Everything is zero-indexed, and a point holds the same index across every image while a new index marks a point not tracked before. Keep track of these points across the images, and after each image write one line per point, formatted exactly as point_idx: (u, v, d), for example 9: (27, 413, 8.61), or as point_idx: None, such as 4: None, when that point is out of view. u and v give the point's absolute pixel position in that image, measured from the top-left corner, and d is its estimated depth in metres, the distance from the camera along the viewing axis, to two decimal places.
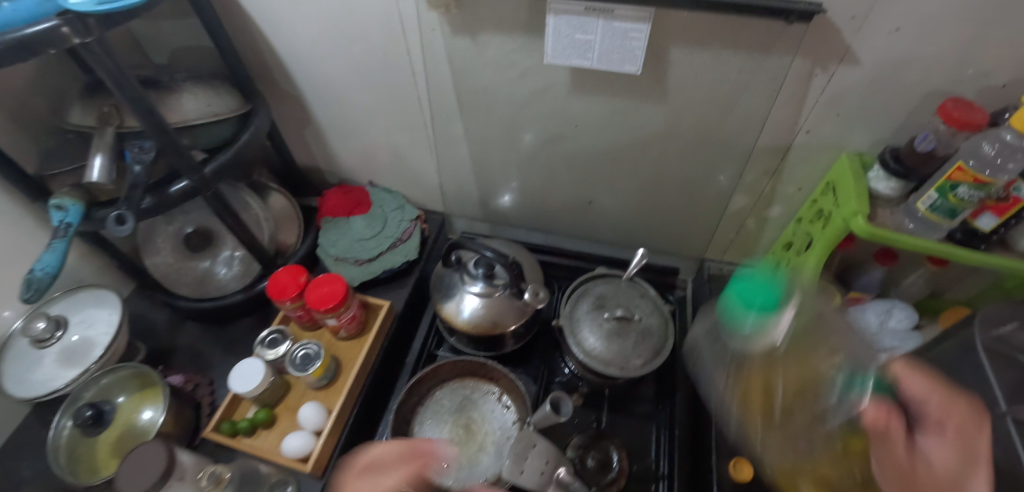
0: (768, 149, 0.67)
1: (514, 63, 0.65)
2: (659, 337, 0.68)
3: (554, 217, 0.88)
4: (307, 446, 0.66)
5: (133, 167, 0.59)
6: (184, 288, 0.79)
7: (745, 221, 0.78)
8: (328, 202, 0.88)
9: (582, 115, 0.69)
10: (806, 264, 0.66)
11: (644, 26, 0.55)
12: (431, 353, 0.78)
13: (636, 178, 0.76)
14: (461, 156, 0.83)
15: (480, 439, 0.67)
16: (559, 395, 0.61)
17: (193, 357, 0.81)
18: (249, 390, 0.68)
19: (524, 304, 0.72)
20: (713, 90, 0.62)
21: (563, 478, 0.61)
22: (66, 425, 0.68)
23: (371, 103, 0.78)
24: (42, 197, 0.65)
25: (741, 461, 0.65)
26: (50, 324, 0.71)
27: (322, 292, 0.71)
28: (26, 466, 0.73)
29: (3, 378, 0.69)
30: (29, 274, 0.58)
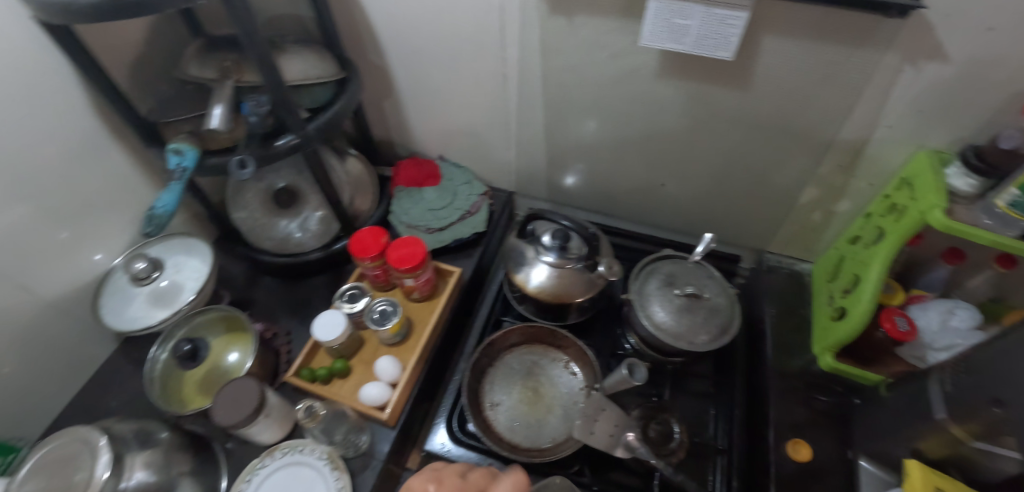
0: (845, 143, 0.68)
1: (604, 45, 0.68)
2: (726, 316, 0.70)
3: (619, 199, 0.92)
4: (385, 395, 0.69)
5: (250, 118, 0.63)
6: (267, 242, 0.84)
7: (812, 214, 0.80)
8: (403, 172, 0.92)
9: (663, 99, 0.72)
10: (876, 255, 0.67)
11: (743, 14, 0.57)
12: (498, 320, 0.82)
13: (708, 165, 0.79)
14: (534, 135, 0.86)
15: (548, 401, 0.71)
16: (633, 361, 0.64)
17: (270, 309, 0.85)
18: (331, 340, 0.71)
19: (593, 276, 0.74)
20: (799, 81, 0.64)
21: (631, 442, 0.64)
22: (161, 358, 0.73)
23: (454, 78, 0.82)
24: (153, 144, 0.70)
25: (801, 443, 0.68)
26: (150, 265, 0.76)
27: (403, 252, 0.74)
28: (114, 397, 0.79)
29: (103, 310, 0.74)
30: (150, 211, 0.63)
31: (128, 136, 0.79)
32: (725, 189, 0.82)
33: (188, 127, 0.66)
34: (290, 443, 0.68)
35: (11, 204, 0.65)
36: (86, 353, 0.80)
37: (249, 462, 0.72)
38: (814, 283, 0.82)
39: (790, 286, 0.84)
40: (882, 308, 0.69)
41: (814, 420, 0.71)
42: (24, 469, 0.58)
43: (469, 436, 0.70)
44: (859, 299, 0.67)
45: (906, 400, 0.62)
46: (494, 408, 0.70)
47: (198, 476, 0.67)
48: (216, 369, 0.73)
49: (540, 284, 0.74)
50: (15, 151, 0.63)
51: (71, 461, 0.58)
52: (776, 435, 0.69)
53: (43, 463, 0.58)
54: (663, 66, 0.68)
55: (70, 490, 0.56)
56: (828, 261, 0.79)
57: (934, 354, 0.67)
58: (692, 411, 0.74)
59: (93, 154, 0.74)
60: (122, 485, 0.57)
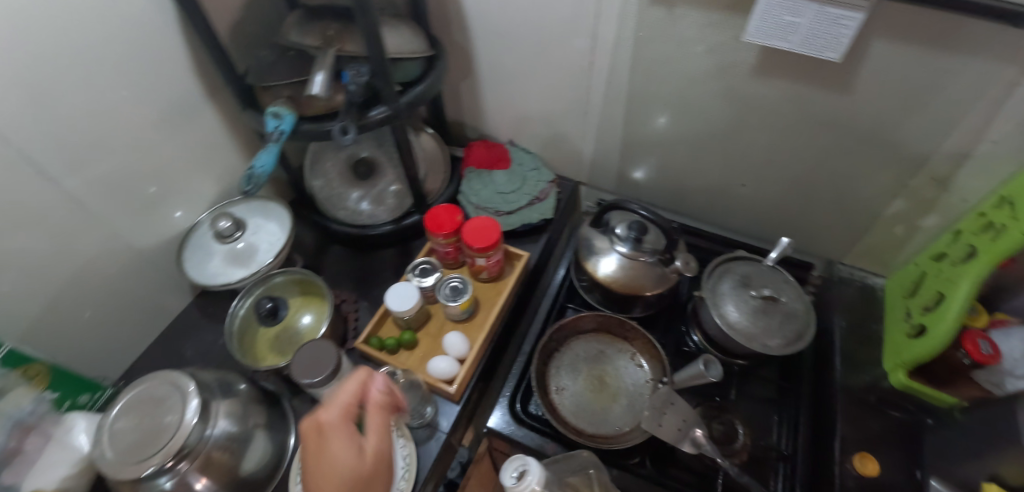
0: (942, 156, 0.66)
1: (704, 39, 0.67)
2: (802, 322, 0.69)
3: (691, 195, 0.92)
4: (452, 370, 0.71)
5: (350, 87, 0.64)
6: (342, 212, 0.87)
7: (894, 227, 0.78)
8: (474, 153, 0.95)
9: (758, 98, 0.71)
10: (966, 272, 0.64)
11: (859, 16, 0.55)
12: (563, 307, 0.84)
13: (792, 167, 0.78)
14: (614, 125, 0.86)
15: (612, 390, 0.72)
16: (709, 358, 0.64)
17: (337, 276, 0.88)
18: (404, 310, 0.72)
19: (667, 271, 0.74)
20: (904, 89, 0.61)
21: (699, 438, 0.63)
22: (238, 313, 0.76)
23: (539, 63, 0.82)
24: (250, 106, 0.72)
25: (868, 456, 0.65)
26: (233, 224, 0.79)
27: (479, 232, 0.76)
28: (188, 347, 0.83)
29: (187, 263, 0.78)
30: (250, 170, 0.64)
31: (220, 98, 0.81)
32: (806, 195, 0.81)
33: (284, 92, 0.67)
34: None
35: (102, 154, 0.67)
36: (165, 303, 0.84)
37: None
38: (887, 299, 0.81)
39: (858, 298, 0.83)
40: (964, 329, 0.64)
41: (883, 435, 0.69)
42: (117, 406, 0.59)
43: (531, 418, 0.72)
44: (943, 317, 0.65)
45: (989, 427, 0.60)
46: (560, 393, 0.72)
47: (270, 430, 0.69)
48: (291, 328, 0.76)
49: (610, 273, 0.75)
50: (113, 105, 0.66)
51: (161, 403, 0.59)
52: (840, 452, 0.66)
53: (136, 401, 0.59)
54: (763, 63, 0.66)
55: (161, 429, 0.56)
56: (907, 276, 0.77)
57: (1013, 382, 0.61)
58: (755, 415, 0.74)
59: (187, 113, 0.77)
60: (208, 432, 0.58)
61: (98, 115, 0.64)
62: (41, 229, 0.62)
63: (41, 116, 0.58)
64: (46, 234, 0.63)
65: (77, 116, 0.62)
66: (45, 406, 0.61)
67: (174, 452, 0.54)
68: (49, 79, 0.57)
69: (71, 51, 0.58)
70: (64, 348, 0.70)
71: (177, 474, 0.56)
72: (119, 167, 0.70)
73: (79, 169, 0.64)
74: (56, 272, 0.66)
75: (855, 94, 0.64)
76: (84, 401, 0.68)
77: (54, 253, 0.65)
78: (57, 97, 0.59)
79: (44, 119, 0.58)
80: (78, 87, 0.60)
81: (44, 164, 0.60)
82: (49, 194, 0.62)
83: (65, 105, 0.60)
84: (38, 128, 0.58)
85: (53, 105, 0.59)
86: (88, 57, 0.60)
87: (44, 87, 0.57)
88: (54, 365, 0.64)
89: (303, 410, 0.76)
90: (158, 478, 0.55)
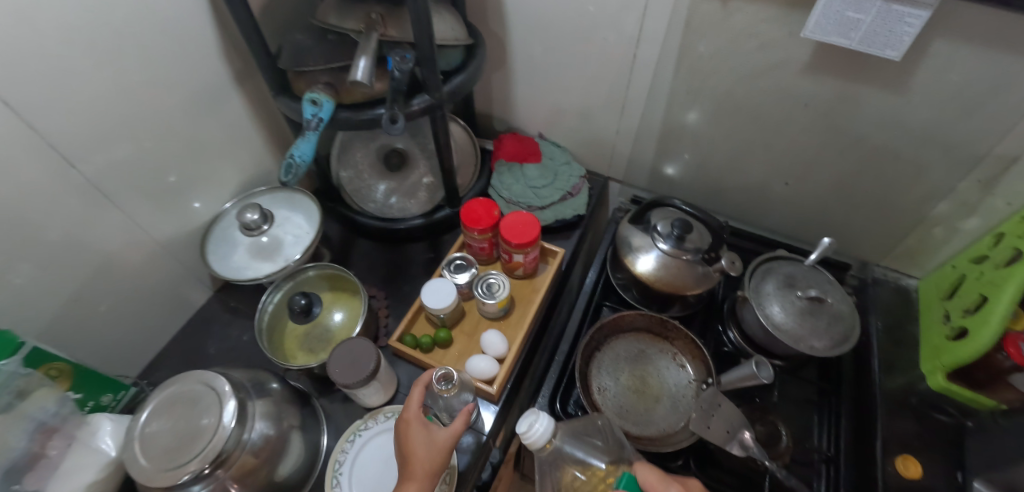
0: (994, 158, 0.65)
1: (757, 33, 0.65)
2: (849, 323, 0.69)
3: (724, 194, 0.92)
4: (492, 369, 0.69)
5: (394, 74, 0.60)
6: (372, 205, 0.87)
7: (932, 228, 0.78)
8: (504, 146, 0.94)
9: (808, 95, 0.69)
10: (1008, 276, 0.63)
11: (925, 14, 0.53)
12: (598, 305, 0.83)
13: (834, 168, 0.77)
14: (652, 119, 0.85)
15: (655, 391, 0.73)
16: (760, 359, 0.63)
17: (368, 270, 0.88)
18: (442, 308, 0.70)
19: (710, 269, 0.72)
20: (962, 90, 0.60)
21: (747, 440, 0.62)
22: (268, 308, 0.74)
23: (579, 54, 0.79)
24: (281, 92, 0.68)
25: (909, 458, 0.67)
26: (261, 216, 0.76)
27: (517, 227, 0.74)
28: (211, 345, 0.81)
29: (211, 256, 0.75)
30: (289, 160, 0.61)
31: (247, 83, 0.77)
32: (849, 195, 0.80)
33: (322, 78, 0.63)
34: (395, 407, 0.70)
35: (122, 138, 0.62)
36: (187, 298, 0.81)
37: (346, 421, 0.72)
38: (922, 300, 0.81)
39: (886, 299, 0.85)
40: (1004, 331, 0.62)
41: (922, 437, 0.69)
42: (148, 408, 0.55)
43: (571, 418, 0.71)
44: (985, 321, 0.64)
45: None
46: (602, 393, 0.72)
47: (304, 431, 0.66)
48: (321, 326, 0.74)
49: (648, 271, 0.74)
50: (134, 86, 0.61)
51: (195, 404, 0.55)
52: (884, 449, 0.68)
53: (169, 402, 0.55)
54: (816, 60, 0.65)
55: (198, 433, 0.53)
56: (943, 278, 0.77)
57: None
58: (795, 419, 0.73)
59: (212, 97, 0.72)
60: (246, 435, 0.55)
61: (118, 96, 0.60)
62: (57, 216, 0.58)
63: (57, 93, 0.53)
64: (60, 221, 0.59)
65: (98, 95, 0.57)
66: (68, 407, 0.56)
67: (211, 458, 0.51)
68: (64, 56, 0.53)
69: (86, 27, 0.53)
70: (81, 344, 0.66)
71: (213, 481, 0.53)
72: (136, 153, 0.64)
73: (99, 153, 0.60)
74: (73, 263, 0.61)
75: (912, 95, 0.63)
76: (107, 402, 0.64)
77: (70, 242, 0.60)
78: (75, 74, 0.54)
79: (60, 97, 0.54)
80: (98, 65, 0.56)
81: (62, 145, 0.56)
82: (67, 178, 0.58)
83: (83, 84, 0.55)
84: (55, 106, 0.54)
85: (72, 82, 0.54)
86: (108, 34, 0.56)
87: (63, 62, 0.53)
88: (78, 363, 0.60)
89: (336, 409, 0.73)
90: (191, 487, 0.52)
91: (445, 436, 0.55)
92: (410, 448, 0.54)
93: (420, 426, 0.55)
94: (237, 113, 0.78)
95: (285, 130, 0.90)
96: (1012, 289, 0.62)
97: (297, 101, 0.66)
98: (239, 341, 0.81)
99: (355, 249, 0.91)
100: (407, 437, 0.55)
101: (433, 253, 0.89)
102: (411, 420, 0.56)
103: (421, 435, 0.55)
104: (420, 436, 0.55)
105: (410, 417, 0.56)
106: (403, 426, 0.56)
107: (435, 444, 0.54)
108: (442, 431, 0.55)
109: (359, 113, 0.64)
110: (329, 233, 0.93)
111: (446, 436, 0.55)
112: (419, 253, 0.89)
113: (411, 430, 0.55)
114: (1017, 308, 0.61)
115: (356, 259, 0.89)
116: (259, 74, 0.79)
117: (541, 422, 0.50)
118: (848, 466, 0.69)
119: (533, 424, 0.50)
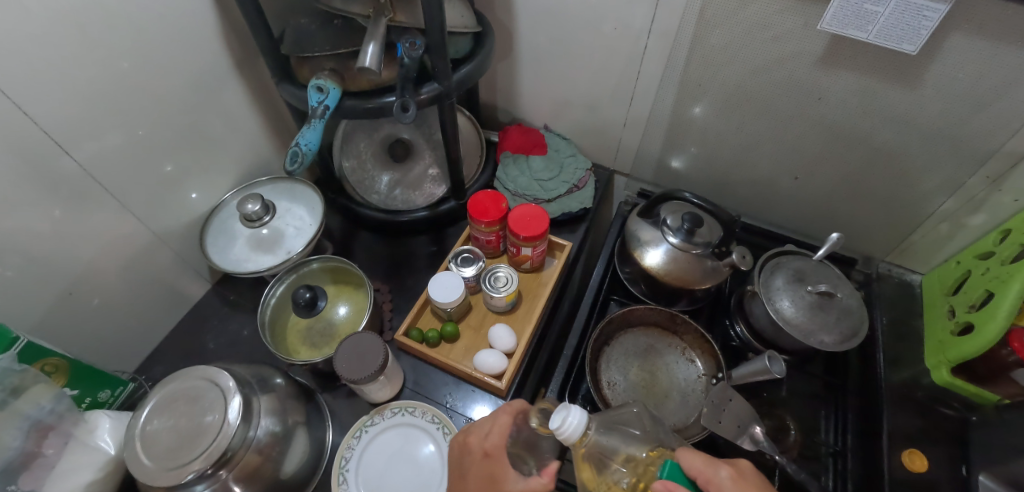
0: (1003, 155, 0.65)
1: (771, 25, 0.64)
2: (857, 318, 0.69)
3: (730, 188, 0.91)
4: (501, 364, 0.68)
5: (403, 61, 0.58)
6: (375, 197, 0.85)
7: (938, 224, 0.78)
8: (510, 138, 0.93)
9: (820, 89, 0.68)
10: (1015, 272, 0.63)
11: (944, 7, 0.53)
12: (605, 300, 0.83)
13: (842, 163, 0.77)
14: (661, 112, 0.84)
15: (665, 386, 0.73)
16: (773, 353, 0.64)
17: (370, 263, 0.86)
18: (449, 302, 0.68)
19: (720, 263, 0.71)
20: (975, 86, 0.59)
21: (758, 435, 0.62)
22: (270, 302, 0.72)
23: (588, 44, 0.78)
24: (283, 79, 0.66)
25: (917, 452, 0.67)
26: (262, 207, 0.74)
27: (526, 220, 0.72)
28: (210, 339, 0.79)
29: (209, 248, 0.72)
30: (294, 147, 0.59)
31: (246, 70, 0.75)
32: (857, 189, 0.80)
33: (327, 64, 0.61)
34: (400, 403, 0.69)
35: (116, 125, 0.59)
36: (184, 291, 0.79)
37: (351, 417, 0.71)
38: (926, 295, 0.81)
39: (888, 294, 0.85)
40: (1009, 327, 0.62)
41: (928, 430, 0.70)
42: (148, 405, 0.53)
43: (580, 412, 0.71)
44: (991, 317, 0.64)
45: None
46: (612, 387, 0.72)
47: (308, 428, 0.64)
48: (325, 320, 0.72)
49: (658, 265, 0.73)
50: (128, 70, 0.58)
51: (198, 400, 0.53)
52: (890, 445, 0.68)
53: (170, 399, 0.53)
54: (830, 53, 0.64)
55: (202, 431, 0.51)
56: (947, 273, 0.78)
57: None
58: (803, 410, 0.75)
59: (209, 83, 0.69)
60: (252, 433, 0.54)
61: (111, 80, 0.57)
62: (48, 206, 0.55)
63: (48, 75, 0.51)
64: (52, 212, 0.56)
65: (91, 79, 0.55)
66: (65, 404, 0.54)
67: (216, 457, 0.49)
68: (56, 37, 0.50)
69: (76, 6, 0.51)
70: (75, 339, 0.64)
71: (216, 480, 0.51)
72: (131, 141, 0.62)
73: (92, 140, 0.57)
74: (65, 254, 0.59)
75: (926, 90, 0.62)
76: (104, 398, 0.63)
77: (62, 233, 0.58)
78: (66, 56, 0.51)
79: (51, 80, 0.51)
80: (91, 47, 0.53)
81: (54, 131, 0.53)
82: (59, 166, 0.55)
83: (75, 67, 0.53)
84: (44, 90, 0.51)
85: (64, 64, 0.52)
86: (99, 15, 0.53)
87: (54, 44, 0.50)
88: (74, 359, 0.59)
89: (340, 405, 0.72)
90: (194, 486, 0.50)
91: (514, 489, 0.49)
92: (478, 481, 0.50)
93: (493, 463, 0.51)
94: (236, 100, 0.75)
95: (285, 119, 0.87)
96: (1018, 285, 0.62)
97: (301, 89, 0.64)
98: (239, 336, 0.79)
99: (357, 242, 0.89)
100: (479, 467, 0.51)
101: (437, 247, 0.88)
102: (488, 452, 0.52)
103: (491, 474, 0.50)
104: (483, 468, 0.51)
105: (488, 450, 0.52)
106: (478, 452, 0.52)
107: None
108: (513, 480, 0.50)
109: (364, 102, 0.62)
110: (330, 225, 0.91)
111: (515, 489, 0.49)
112: (422, 246, 0.88)
113: (484, 464, 0.51)
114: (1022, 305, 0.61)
115: (358, 252, 0.87)
116: (258, 60, 0.76)
117: (574, 414, 0.45)
118: (855, 459, 0.70)
119: (565, 417, 0.45)
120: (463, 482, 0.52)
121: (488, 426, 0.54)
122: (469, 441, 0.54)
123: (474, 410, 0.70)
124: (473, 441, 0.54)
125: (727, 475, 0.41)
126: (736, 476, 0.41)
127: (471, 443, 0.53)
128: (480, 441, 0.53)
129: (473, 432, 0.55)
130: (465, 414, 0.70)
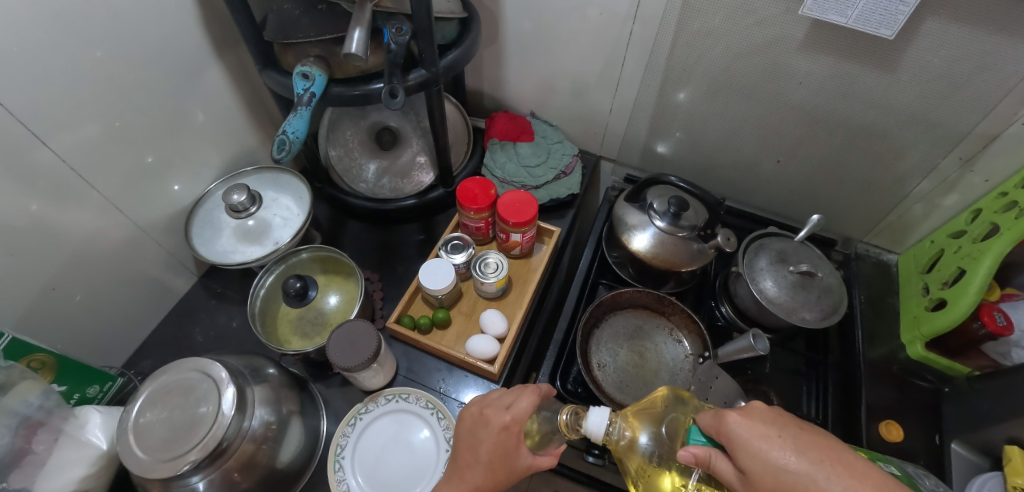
0: (973, 137, 0.68)
1: (753, 10, 0.65)
2: (836, 297, 0.72)
3: (713, 172, 0.93)
4: (491, 348, 0.69)
5: (390, 47, 0.57)
6: (363, 186, 0.85)
7: (912, 206, 0.81)
8: (498, 124, 0.93)
9: (802, 74, 0.70)
10: (986, 249, 0.66)
11: None
12: (595, 283, 0.85)
13: (822, 148, 0.79)
14: (647, 98, 0.85)
15: (653, 366, 0.76)
16: (756, 332, 0.67)
17: (359, 252, 0.86)
18: (439, 289, 0.68)
19: (705, 246, 0.73)
20: (950, 69, 0.61)
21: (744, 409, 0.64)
22: (259, 293, 0.72)
23: (575, 30, 0.78)
24: (269, 66, 0.65)
25: (893, 423, 0.70)
26: (248, 198, 0.73)
27: (515, 205, 0.73)
28: (198, 333, 0.78)
29: (193, 241, 0.72)
30: (281, 135, 0.58)
31: (227, 56, 0.73)
32: (837, 171, 0.82)
33: (312, 50, 0.60)
34: (395, 390, 0.69)
35: (92, 114, 0.58)
36: (170, 285, 0.78)
37: (344, 405, 0.71)
38: (902, 273, 0.84)
39: (867, 274, 0.88)
40: (980, 302, 0.67)
41: (903, 402, 0.73)
42: (139, 399, 0.53)
43: (572, 394, 0.72)
44: (962, 293, 0.67)
45: None
46: (602, 368, 0.75)
47: (303, 417, 0.64)
48: (315, 310, 0.72)
49: (644, 249, 0.74)
50: (102, 60, 0.56)
51: (190, 392, 0.53)
52: (867, 417, 0.71)
53: (161, 392, 0.53)
54: (810, 39, 0.65)
55: (195, 423, 0.51)
56: (921, 252, 0.81)
57: (1017, 352, 0.65)
58: (786, 386, 0.78)
59: (187, 68, 0.67)
60: (247, 423, 0.54)
61: (85, 68, 0.55)
62: (25, 199, 0.54)
63: (18, 60, 0.49)
64: (29, 206, 0.55)
65: (63, 64, 0.53)
66: (53, 400, 0.53)
67: (211, 447, 0.49)
68: (29, 22, 0.49)
69: None
70: (58, 334, 0.62)
71: (213, 470, 0.52)
72: (109, 131, 0.60)
73: (68, 130, 0.56)
74: (46, 248, 0.58)
75: (901, 74, 0.64)
76: (93, 393, 0.62)
77: (39, 228, 0.56)
78: (36, 42, 0.50)
79: (21, 69, 0.49)
80: (63, 32, 0.52)
81: (30, 120, 0.52)
82: (37, 156, 0.54)
83: (49, 53, 0.51)
84: (16, 78, 0.49)
85: (35, 50, 0.50)
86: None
87: (23, 30, 0.48)
88: (60, 354, 0.58)
89: (334, 394, 0.72)
90: (190, 477, 0.51)
91: (526, 465, 0.52)
92: (492, 452, 0.51)
93: (509, 439, 0.52)
94: (218, 90, 0.74)
95: (269, 108, 0.86)
96: (989, 263, 0.64)
97: (285, 76, 0.63)
98: (228, 328, 0.79)
99: (345, 231, 0.89)
100: (495, 439, 0.52)
101: (426, 235, 0.88)
102: (507, 426, 0.52)
103: (506, 447, 0.52)
104: (488, 437, 0.52)
105: (507, 424, 0.52)
106: (496, 424, 0.52)
107: (512, 465, 0.52)
108: (525, 455, 0.53)
109: (352, 89, 0.61)
110: (318, 215, 0.90)
111: (527, 464, 0.52)
112: (412, 234, 0.88)
113: (501, 437, 0.52)
114: (990, 277, 0.64)
115: (347, 241, 0.87)
116: (241, 47, 0.75)
117: (599, 414, 0.49)
118: (834, 431, 0.73)
119: (591, 420, 0.49)
120: (475, 450, 0.52)
121: (511, 400, 0.54)
122: (487, 412, 0.54)
123: (466, 393, 0.71)
124: (492, 413, 0.53)
125: (738, 420, 0.41)
126: (745, 418, 0.41)
127: (490, 415, 0.53)
128: (500, 413, 0.53)
129: (492, 403, 0.55)
130: (458, 398, 0.71)
